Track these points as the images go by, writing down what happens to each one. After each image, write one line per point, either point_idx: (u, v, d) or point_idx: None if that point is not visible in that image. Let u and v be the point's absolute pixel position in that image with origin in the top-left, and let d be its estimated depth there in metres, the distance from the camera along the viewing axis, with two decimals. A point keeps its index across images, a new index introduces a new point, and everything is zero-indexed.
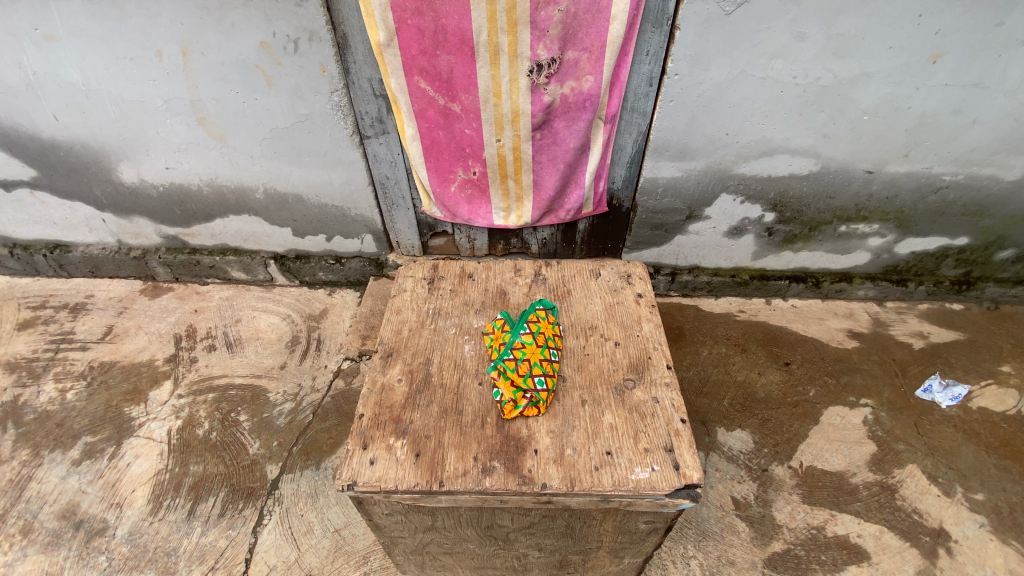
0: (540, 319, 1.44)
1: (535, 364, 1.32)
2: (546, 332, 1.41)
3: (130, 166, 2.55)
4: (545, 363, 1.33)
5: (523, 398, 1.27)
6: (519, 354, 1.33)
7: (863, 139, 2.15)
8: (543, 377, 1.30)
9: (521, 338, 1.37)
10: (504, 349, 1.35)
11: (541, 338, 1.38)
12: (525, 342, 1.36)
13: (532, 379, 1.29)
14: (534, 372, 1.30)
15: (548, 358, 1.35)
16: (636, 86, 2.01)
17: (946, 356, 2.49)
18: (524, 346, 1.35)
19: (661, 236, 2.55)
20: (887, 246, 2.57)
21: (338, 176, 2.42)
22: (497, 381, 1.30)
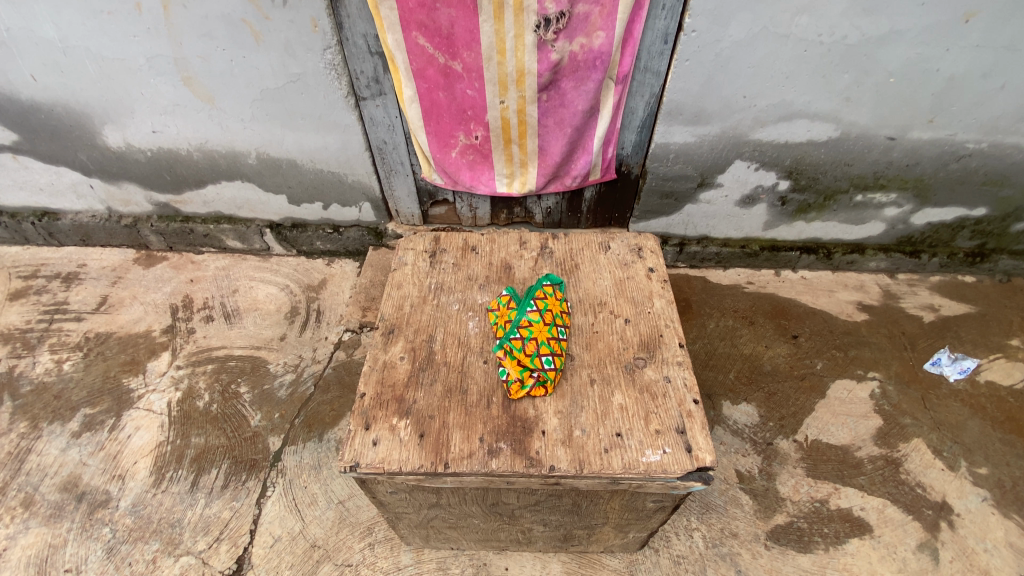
0: (548, 296, 1.38)
1: (542, 343, 1.27)
2: (555, 309, 1.36)
3: (114, 129, 2.43)
4: (553, 342, 1.28)
5: (530, 377, 1.22)
6: (525, 332, 1.27)
7: (887, 103, 2.04)
8: (551, 356, 1.25)
9: (528, 315, 1.31)
10: (511, 326, 1.29)
11: (549, 316, 1.32)
12: (532, 320, 1.30)
13: (538, 358, 1.24)
14: (541, 351, 1.25)
15: (556, 337, 1.30)
16: (650, 44, 1.88)
17: (956, 330, 2.44)
18: (531, 325, 1.29)
19: (670, 206, 2.46)
20: (903, 216, 2.49)
21: (334, 141, 2.31)
22: (502, 361, 1.25)
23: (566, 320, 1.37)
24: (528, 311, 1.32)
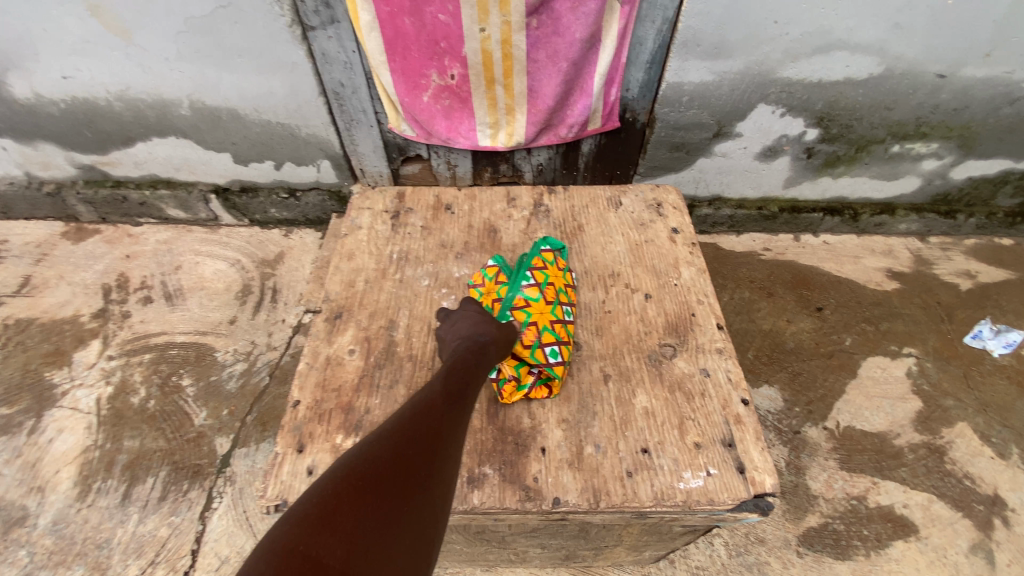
0: (547, 265, 1.08)
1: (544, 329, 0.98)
2: (559, 281, 1.07)
3: (16, 75, 2.00)
4: (558, 327, 0.99)
5: (529, 374, 0.95)
6: (522, 316, 0.99)
7: (943, 32, 1.70)
8: (556, 346, 0.96)
9: (524, 293, 1.02)
10: (502, 309, 1.01)
11: (551, 292, 1.03)
12: (529, 299, 1.01)
13: (541, 352, 0.95)
14: (544, 340, 0.96)
15: (562, 320, 1.01)
16: None
17: (996, 299, 2.17)
18: (528, 306, 1.00)
19: (680, 160, 2.13)
20: (941, 171, 2.19)
21: (281, 84, 1.92)
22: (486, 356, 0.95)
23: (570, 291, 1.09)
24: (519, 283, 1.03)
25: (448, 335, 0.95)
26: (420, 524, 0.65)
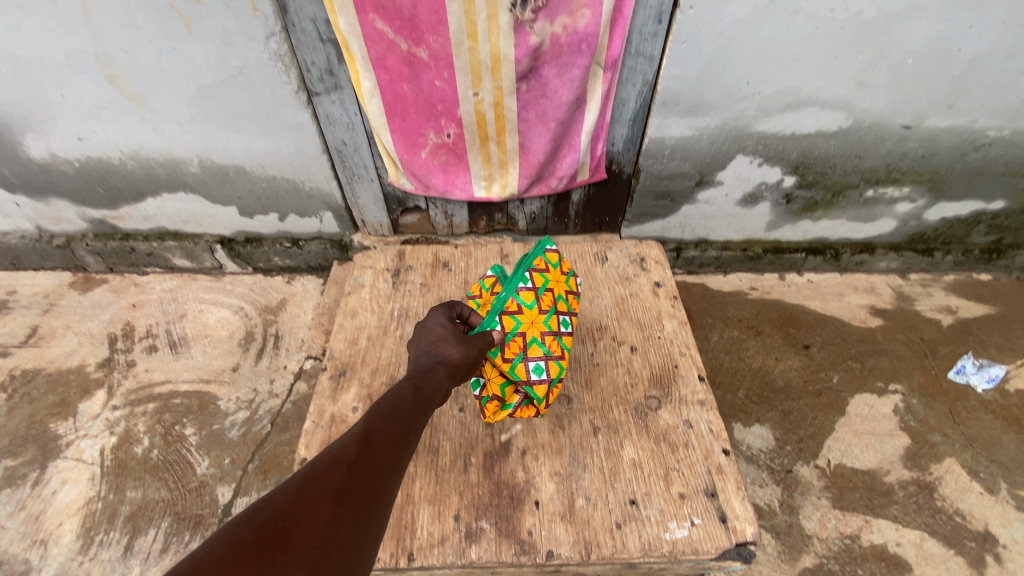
0: (548, 269, 1.16)
1: (533, 341, 1.07)
2: (555, 289, 1.15)
3: (35, 138, 2.11)
4: (546, 339, 1.09)
5: (514, 394, 1.07)
6: (514, 323, 1.07)
7: (904, 88, 1.83)
8: (541, 362, 1.07)
9: (519, 298, 1.10)
10: (494, 313, 1.08)
11: (546, 300, 1.12)
12: (523, 304, 1.09)
13: (525, 367, 1.05)
14: (529, 354, 1.06)
15: (551, 330, 1.10)
16: (642, 24, 1.64)
17: (977, 334, 2.25)
18: (521, 312, 1.08)
19: (665, 207, 2.24)
20: (916, 212, 2.29)
21: (286, 143, 2.03)
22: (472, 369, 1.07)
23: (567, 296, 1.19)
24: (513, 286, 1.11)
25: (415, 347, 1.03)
26: None
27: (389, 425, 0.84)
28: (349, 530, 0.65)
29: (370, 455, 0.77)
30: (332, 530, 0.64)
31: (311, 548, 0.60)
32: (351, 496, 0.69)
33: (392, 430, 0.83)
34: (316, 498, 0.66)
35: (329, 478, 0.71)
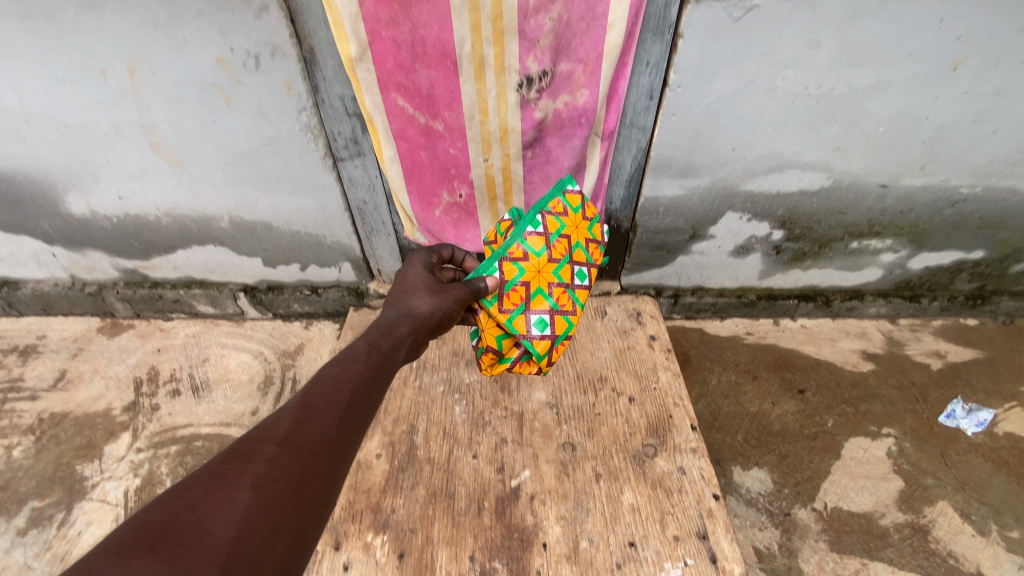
0: (561, 225, 1.38)
1: (537, 292, 1.32)
2: (564, 242, 1.38)
3: (78, 196, 2.30)
4: (547, 293, 1.34)
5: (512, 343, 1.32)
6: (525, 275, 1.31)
7: (878, 152, 1.99)
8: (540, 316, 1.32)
9: (533, 250, 1.33)
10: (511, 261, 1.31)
11: (554, 255, 1.36)
12: (536, 257, 1.33)
13: (526, 318, 1.31)
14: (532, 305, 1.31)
15: (552, 287, 1.35)
16: (635, 100, 1.82)
17: (966, 378, 2.33)
18: (533, 266, 1.32)
19: (662, 257, 2.39)
20: (900, 262, 2.42)
21: (311, 202, 2.21)
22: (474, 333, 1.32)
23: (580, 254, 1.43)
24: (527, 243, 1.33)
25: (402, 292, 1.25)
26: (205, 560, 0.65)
27: (330, 399, 0.94)
28: (268, 511, 0.74)
29: (304, 435, 0.86)
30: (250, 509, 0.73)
31: (225, 526, 0.69)
32: (280, 480, 0.79)
33: (331, 408, 0.92)
34: (236, 484, 0.75)
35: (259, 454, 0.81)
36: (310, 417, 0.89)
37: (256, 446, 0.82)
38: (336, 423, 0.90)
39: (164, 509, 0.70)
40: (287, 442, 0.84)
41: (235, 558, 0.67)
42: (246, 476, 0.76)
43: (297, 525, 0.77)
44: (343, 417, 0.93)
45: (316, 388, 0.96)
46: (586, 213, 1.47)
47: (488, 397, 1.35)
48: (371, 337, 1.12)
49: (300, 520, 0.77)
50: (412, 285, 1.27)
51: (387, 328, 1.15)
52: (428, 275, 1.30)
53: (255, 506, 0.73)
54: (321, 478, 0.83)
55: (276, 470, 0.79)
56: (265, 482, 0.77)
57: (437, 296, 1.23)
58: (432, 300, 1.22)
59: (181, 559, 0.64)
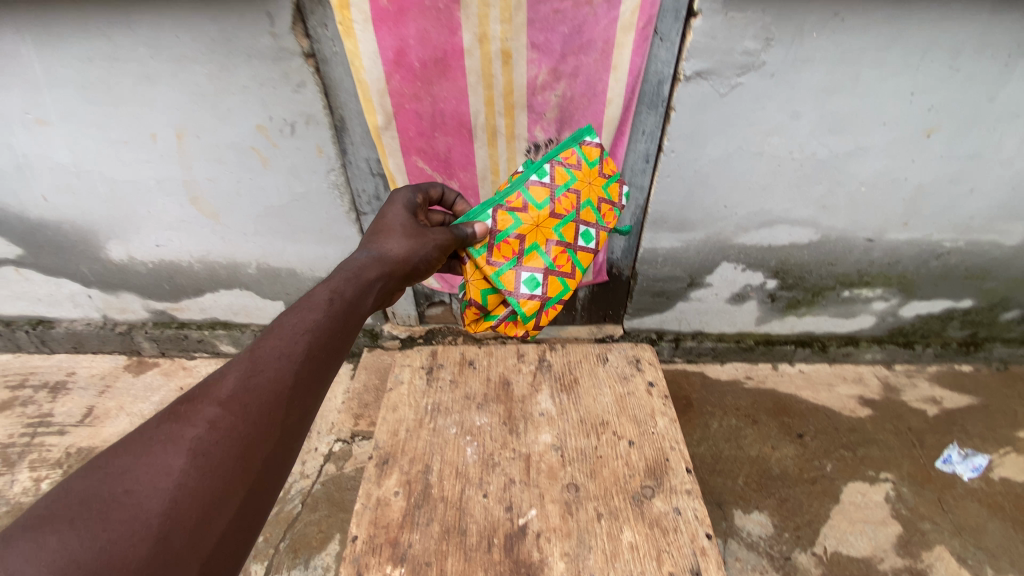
0: (568, 182, 1.55)
1: (534, 245, 1.53)
2: (567, 199, 1.56)
3: (117, 243, 2.48)
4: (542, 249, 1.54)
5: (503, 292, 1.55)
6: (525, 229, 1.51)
7: (863, 210, 2.13)
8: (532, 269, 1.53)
9: (536, 204, 1.52)
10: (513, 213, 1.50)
11: (556, 210, 1.54)
12: (537, 212, 1.52)
13: (520, 270, 1.52)
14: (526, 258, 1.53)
15: (548, 243, 1.55)
16: (633, 163, 2.00)
17: (961, 424, 2.39)
18: (534, 220, 1.52)
19: (662, 303, 2.51)
20: (891, 309, 2.52)
21: (334, 251, 2.38)
22: (463, 279, 1.55)
23: (588, 211, 1.60)
24: (532, 195, 1.52)
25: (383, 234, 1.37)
26: (139, 521, 0.77)
27: (282, 355, 1.03)
28: (202, 471, 0.86)
29: (247, 396, 0.96)
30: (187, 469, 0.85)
31: (157, 488, 0.81)
32: (217, 444, 0.89)
33: (277, 368, 1.01)
34: (170, 452, 0.85)
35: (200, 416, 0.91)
36: (254, 378, 0.98)
37: (194, 412, 0.91)
38: (282, 381, 1.00)
39: (94, 479, 0.80)
40: (229, 405, 0.94)
41: (167, 516, 0.80)
42: (181, 444, 0.87)
43: (237, 485, 0.89)
44: (291, 374, 1.02)
45: (264, 343, 1.04)
46: (599, 173, 1.63)
47: (497, 439, 1.44)
48: (330, 289, 1.20)
49: (241, 479, 0.89)
50: (389, 225, 1.39)
51: (353, 276, 1.25)
52: (407, 217, 1.42)
53: (188, 474, 0.84)
54: (264, 438, 0.94)
55: (214, 436, 0.89)
56: (200, 449, 0.87)
57: (410, 240, 1.36)
58: (403, 244, 1.35)
59: (109, 531, 0.75)
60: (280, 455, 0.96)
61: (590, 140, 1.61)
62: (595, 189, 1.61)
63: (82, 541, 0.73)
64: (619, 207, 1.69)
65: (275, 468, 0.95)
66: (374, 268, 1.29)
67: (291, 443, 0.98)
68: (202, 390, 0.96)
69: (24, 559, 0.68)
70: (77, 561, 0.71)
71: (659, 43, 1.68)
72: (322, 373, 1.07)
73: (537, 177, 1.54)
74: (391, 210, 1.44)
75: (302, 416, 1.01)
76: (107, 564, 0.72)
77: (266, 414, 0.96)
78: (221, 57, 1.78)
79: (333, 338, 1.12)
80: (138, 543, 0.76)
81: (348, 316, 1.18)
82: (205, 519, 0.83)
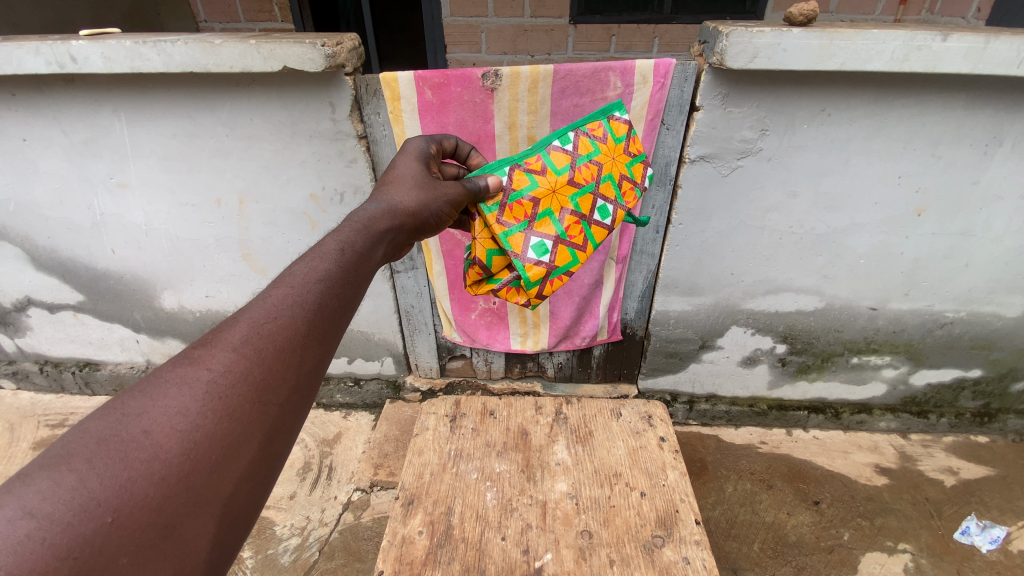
0: (590, 154, 1.65)
1: (546, 212, 1.60)
2: (587, 171, 1.64)
3: (171, 293, 2.71)
4: (554, 217, 1.61)
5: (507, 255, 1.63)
6: (538, 194, 1.58)
7: (864, 280, 2.26)
8: (540, 235, 1.60)
9: (554, 171, 1.61)
10: (530, 176, 1.58)
11: (574, 180, 1.62)
12: (554, 179, 1.60)
13: (526, 236, 1.58)
14: (536, 223, 1.59)
15: (561, 212, 1.62)
16: (644, 233, 2.18)
17: (979, 495, 2.37)
18: (548, 187, 1.59)
19: (675, 364, 2.60)
20: (902, 377, 2.57)
21: (367, 305, 2.55)
22: (472, 236, 1.63)
23: (609, 186, 1.67)
24: (553, 160, 1.62)
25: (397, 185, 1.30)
26: (157, 468, 0.72)
27: (299, 300, 0.94)
28: (217, 418, 0.78)
29: (262, 340, 0.87)
30: (201, 414, 0.78)
31: (172, 433, 0.75)
32: (233, 389, 0.81)
33: (294, 311, 0.92)
34: (185, 395, 0.78)
35: (215, 359, 0.83)
36: (271, 321, 0.89)
37: (208, 355, 0.83)
38: (297, 330, 0.91)
39: (107, 419, 0.73)
40: (244, 350, 0.85)
41: (186, 461, 0.74)
42: (196, 387, 0.79)
43: (256, 432, 0.82)
44: (307, 321, 0.93)
45: (279, 286, 0.95)
46: (627, 147, 1.71)
47: (515, 485, 1.53)
48: (342, 238, 1.08)
49: (260, 425, 0.83)
50: (399, 177, 1.33)
51: (363, 228, 1.13)
52: (419, 169, 1.37)
53: (205, 418, 0.77)
54: (283, 385, 0.87)
55: (230, 380, 0.82)
56: (217, 394, 0.80)
57: (419, 192, 1.29)
58: (414, 195, 1.28)
59: (129, 470, 0.70)
60: (299, 404, 0.89)
61: (618, 116, 1.71)
62: (618, 165, 1.68)
63: (102, 479, 0.68)
64: (641, 188, 1.74)
65: (297, 416, 0.88)
66: (385, 220, 1.19)
67: (310, 391, 0.91)
68: (215, 333, 0.87)
69: (40, 499, 0.64)
70: (98, 499, 0.67)
71: (666, 131, 1.92)
72: (341, 320, 0.99)
73: (561, 145, 1.63)
74: (402, 162, 1.39)
75: (320, 363, 0.93)
76: (130, 505, 0.69)
77: (284, 361, 0.88)
78: (286, 136, 2.07)
79: (349, 284, 1.03)
80: (161, 484, 0.72)
81: (362, 264, 1.07)
82: (223, 465, 0.78)
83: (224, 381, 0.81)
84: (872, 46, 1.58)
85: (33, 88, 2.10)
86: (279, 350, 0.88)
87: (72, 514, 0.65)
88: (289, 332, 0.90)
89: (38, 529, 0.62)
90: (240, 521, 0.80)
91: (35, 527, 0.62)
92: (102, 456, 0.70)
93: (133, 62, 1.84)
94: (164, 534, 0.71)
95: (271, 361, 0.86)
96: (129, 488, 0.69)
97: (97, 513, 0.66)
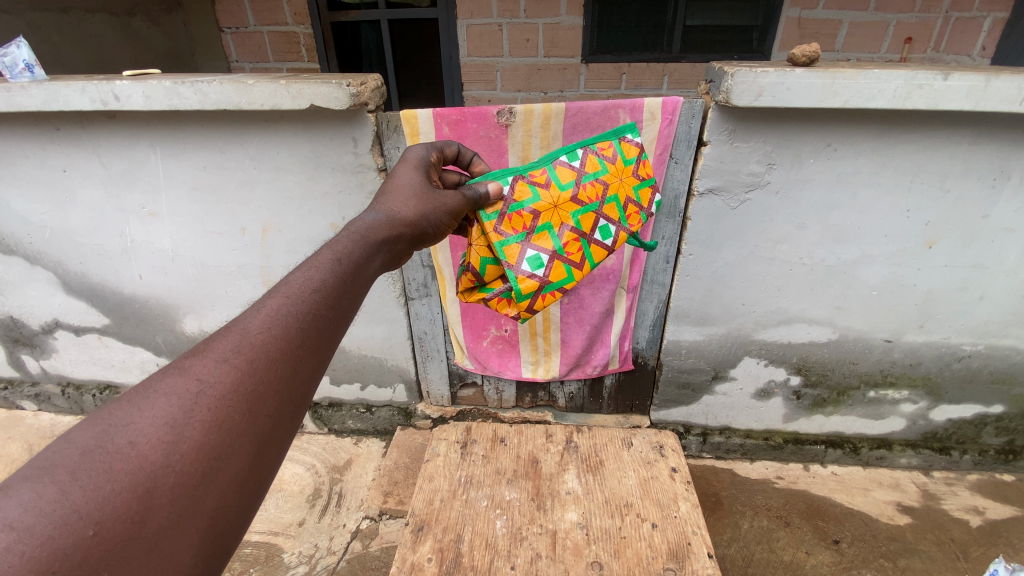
0: (598, 171, 1.69)
1: (545, 226, 1.65)
2: (593, 187, 1.68)
3: (192, 318, 2.79)
4: (553, 232, 1.66)
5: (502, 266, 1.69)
6: (539, 207, 1.64)
7: (877, 312, 2.25)
8: (537, 248, 1.65)
9: (558, 186, 1.66)
10: (534, 189, 1.64)
11: (578, 196, 1.67)
12: (557, 194, 1.65)
13: (522, 249, 1.63)
14: (534, 236, 1.65)
15: (560, 228, 1.67)
16: (654, 263, 2.21)
17: (1008, 537, 2.28)
18: (550, 201, 1.65)
19: (688, 395, 2.59)
20: (921, 412, 2.52)
21: (380, 331, 2.60)
22: (469, 243, 1.69)
23: (613, 206, 1.72)
24: (559, 175, 1.67)
25: (393, 195, 1.34)
26: (141, 480, 0.73)
27: (294, 311, 0.96)
28: (204, 429, 0.80)
29: (254, 350, 0.89)
30: (187, 426, 0.79)
31: (157, 446, 0.76)
32: (222, 400, 0.83)
33: (287, 321, 0.94)
34: (173, 405, 0.79)
35: (205, 371, 0.84)
36: (264, 331, 0.91)
37: (198, 365, 0.85)
38: (289, 341, 0.93)
39: (94, 429, 0.74)
40: (234, 359, 0.87)
41: (170, 474, 0.75)
42: (185, 398, 0.81)
43: (245, 443, 0.83)
44: (301, 331, 0.95)
45: (274, 296, 0.97)
46: (637, 169, 1.74)
47: (525, 514, 1.53)
48: (339, 248, 1.11)
49: (249, 436, 0.84)
50: (399, 188, 1.37)
51: (360, 237, 1.17)
52: (418, 178, 1.42)
53: (192, 430, 0.79)
54: (273, 395, 0.88)
55: (219, 390, 0.83)
56: (205, 404, 0.81)
57: (418, 202, 1.34)
58: (412, 206, 1.33)
59: (113, 482, 0.71)
60: (291, 414, 0.90)
61: (630, 139, 1.75)
62: (626, 186, 1.73)
63: (84, 491, 0.69)
64: (646, 212, 1.79)
65: (288, 426, 0.89)
66: (384, 230, 1.23)
67: (302, 401, 0.92)
68: (207, 343, 0.89)
69: (21, 511, 0.65)
70: (79, 512, 0.68)
71: (675, 165, 1.97)
72: (336, 329, 1.01)
73: (569, 160, 1.69)
74: (403, 172, 1.44)
75: (313, 373, 0.95)
76: (112, 517, 0.69)
77: (274, 372, 0.89)
78: (310, 169, 2.17)
79: (344, 294, 1.05)
80: (143, 496, 0.73)
81: (358, 273, 1.11)
82: (209, 477, 0.78)
83: (213, 392, 0.83)
84: (874, 85, 1.63)
85: (77, 124, 2.24)
86: (269, 360, 0.90)
87: (52, 526, 0.66)
88: (281, 343, 0.92)
89: (18, 542, 0.64)
90: (227, 534, 0.80)
91: (15, 540, 0.63)
92: (85, 471, 0.71)
93: (171, 100, 1.97)
94: (146, 548, 0.72)
95: (260, 372, 0.88)
96: (112, 502, 0.70)
97: (78, 526, 0.67)
